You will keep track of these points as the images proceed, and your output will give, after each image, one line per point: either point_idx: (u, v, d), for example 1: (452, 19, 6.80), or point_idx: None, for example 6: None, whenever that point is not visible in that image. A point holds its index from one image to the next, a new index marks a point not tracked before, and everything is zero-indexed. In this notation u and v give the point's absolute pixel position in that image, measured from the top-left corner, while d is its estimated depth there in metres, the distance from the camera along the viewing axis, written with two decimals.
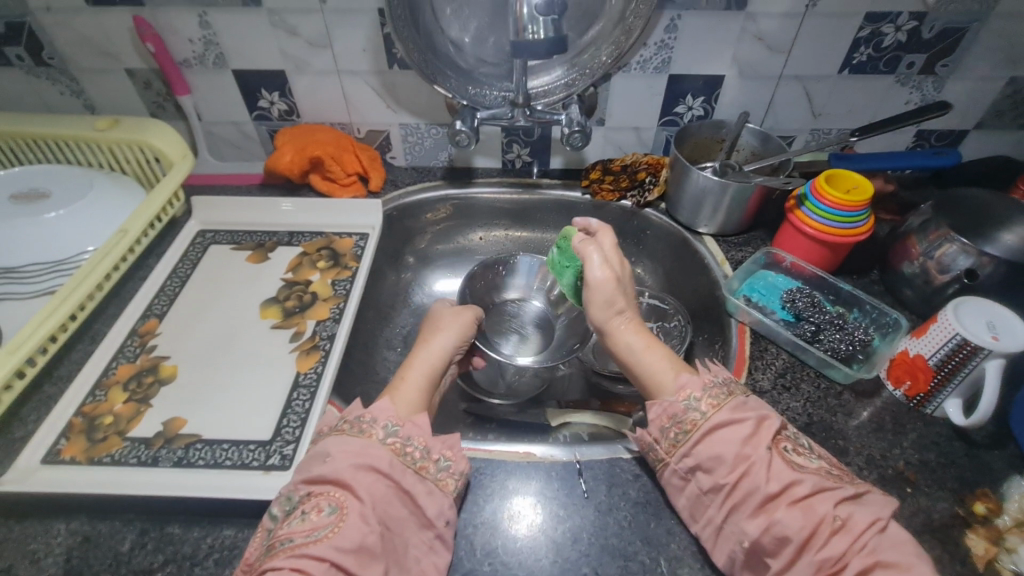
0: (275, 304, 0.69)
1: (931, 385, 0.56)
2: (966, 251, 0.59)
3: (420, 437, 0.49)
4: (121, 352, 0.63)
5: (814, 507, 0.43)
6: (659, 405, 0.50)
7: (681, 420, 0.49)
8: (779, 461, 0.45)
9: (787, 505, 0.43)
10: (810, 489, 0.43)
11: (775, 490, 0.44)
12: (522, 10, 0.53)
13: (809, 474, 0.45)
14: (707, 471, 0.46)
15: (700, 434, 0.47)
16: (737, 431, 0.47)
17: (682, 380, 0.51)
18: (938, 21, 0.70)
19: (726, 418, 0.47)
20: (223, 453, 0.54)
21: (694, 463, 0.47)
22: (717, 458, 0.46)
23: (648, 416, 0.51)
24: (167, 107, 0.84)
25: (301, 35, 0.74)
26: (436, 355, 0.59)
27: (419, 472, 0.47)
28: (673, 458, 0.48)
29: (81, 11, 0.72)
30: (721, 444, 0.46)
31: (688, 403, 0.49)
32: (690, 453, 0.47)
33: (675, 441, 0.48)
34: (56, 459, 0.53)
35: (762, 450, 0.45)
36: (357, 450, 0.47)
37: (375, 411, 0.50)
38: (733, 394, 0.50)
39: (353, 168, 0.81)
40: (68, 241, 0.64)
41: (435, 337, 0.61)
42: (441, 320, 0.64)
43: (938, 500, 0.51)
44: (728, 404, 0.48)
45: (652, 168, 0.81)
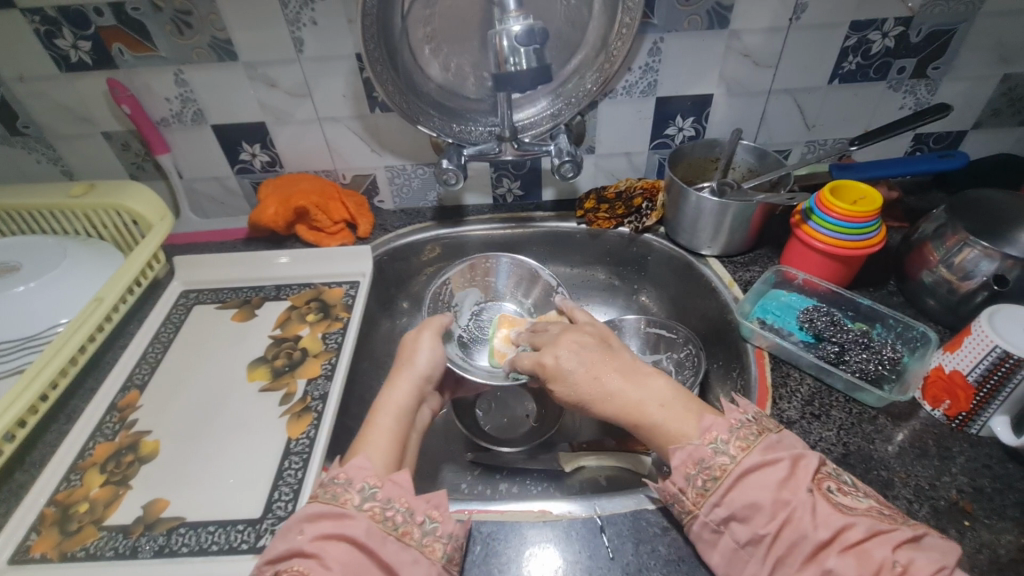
0: (263, 364, 0.65)
1: (973, 403, 0.52)
2: (988, 255, 0.56)
3: (402, 497, 0.45)
4: (99, 430, 0.59)
5: (869, 553, 0.37)
6: (681, 451, 0.45)
7: (708, 466, 0.44)
8: (824, 503, 0.40)
9: (840, 552, 0.38)
10: (865, 533, 0.38)
11: (826, 537, 0.38)
12: (502, 43, 0.52)
13: (860, 516, 0.39)
14: (742, 521, 0.41)
15: (731, 480, 0.42)
16: (778, 471, 0.42)
17: (706, 424, 0.46)
18: (925, 24, 0.68)
19: (756, 461, 0.43)
20: (209, 537, 0.50)
21: (728, 514, 0.42)
22: (753, 506, 0.41)
23: (670, 463, 0.46)
24: (146, 167, 0.82)
25: (280, 86, 0.72)
26: (400, 392, 0.55)
27: (402, 539, 0.43)
28: (702, 509, 0.43)
29: (55, 78, 0.70)
30: (754, 489, 0.41)
31: (715, 446, 0.44)
32: (722, 502, 0.42)
33: (703, 490, 0.43)
34: (25, 557, 0.49)
35: (802, 494, 0.40)
36: (333, 521, 0.42)
37: (350, 471, 0.45)
38: (764, 432, 0.45)
39: (340, 216, 0.79)
40: (39, 314, 0.59)
41: (401, 374, 0.57)
42: (405, 350, 0.60)
43: (1001, 532, 0.46)
44: (758, 445, 0.44)
45: (648, 193, 0.78)
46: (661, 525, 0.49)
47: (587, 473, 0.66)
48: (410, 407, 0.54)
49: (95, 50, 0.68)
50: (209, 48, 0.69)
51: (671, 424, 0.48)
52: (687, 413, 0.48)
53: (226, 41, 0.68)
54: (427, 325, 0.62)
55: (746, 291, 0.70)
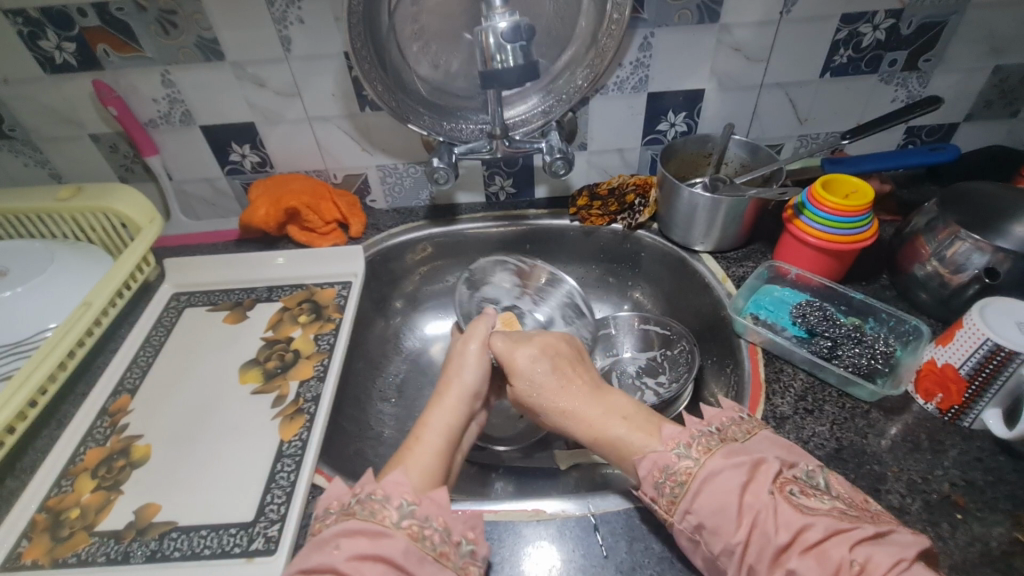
0: (255, 366, 0.65)
1: (965, 396, 0.52)
2: (980, 248, 0.56)
3: (439, 516, 0.45)
4: (90, 435, 0.58)
5: (828, 553, 0.37)
6: (646, 460, 0.46)
7: (673, 472, 0.44)
8: (785, 506, 0.40)
9: (800, 555, 0.38)
10: (823, 534, 0.38)
11: (786, 540, 0.39)
12: (488, 40, 0.51)
13: (820, 516, 0.39)
14: (712, 530, 0.41)
15: (698, 484, 0.42)
16: (736, 476, 0.42)
17: (667, 433, 0.47)
18: (916, 17, 0.68)
19: (721, 464, 0.43)
20: (201, 541, 0.49)
21: (697, 522, 0.42)
22: (721, 512, 0.41)
23: (639, 473, 0.46)
24: (136, 169, 0.81)
25: (268, 86, 0.72)
26: (452, 411, 0.55)
27: (440, 560, 0.42)
28: (674, 517, 0.43)
29: (39, 80, 0.70)
30: (718, 494, 0.41)
31: (678, 451, 0.45)
32: (691, 509, 0.42)
33: (673, 497, 0.43)
34: (16, 565, 0.48)
35: (764, 496, 0.41)
36: (370, 539, 0.42)
37: (386, 487, 0.46)
38: (725, 440, 0.45)
39: (331, 216, 0.78)
40: (27, 319, 0.59)
41: (452, 388, 0.57)
42: (451, 364, 0.60)
43: (993, 525, 0.46)
44: (719, 450, 0.44)
45: (640, 189, 0.78)
46: (654, 522, 0.49)
47: (581, 470, 0.66)
48: (462, 425, 0.55)
49: (80, 51, 0.67)
50: (195, 48, 0.68)
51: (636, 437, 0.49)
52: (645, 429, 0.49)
53: (213, 40, 0.67)
54: (472, 334, 0.61)
55: (739, 286, 0.70)
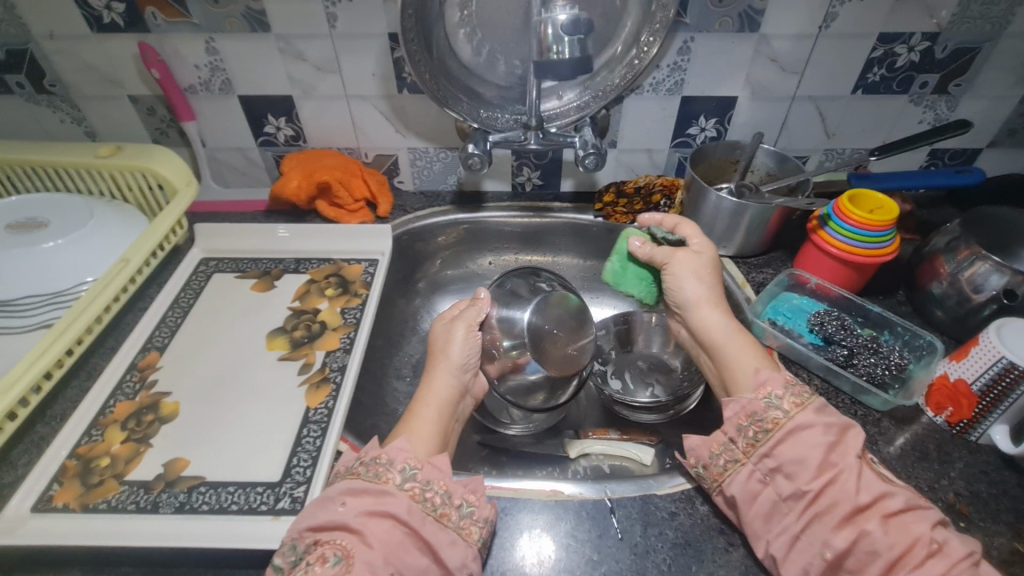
0: (282, 334, 0.66)
1: (975, 411, 0.53)
2: (999, 269, 0.58)
3: (441, 481, 0.46)
4: (119, 388, 0.60)
5: (908, 526, 0.41)
6: (736, 403, 0.50)
7: (760, 419, 0.48)
8: (869, 472, 0.44)
9: (879, 518, 0.42)
10: (902, 504, 0.42)
11: (866, 501, 0.42)
12: (547, 30, 0.52)
13: (900, 490, 0.44)
14: (788, 475, 0.46)
15: (782, 433, 0.47)
16: (825, 435, 0.46)
17: (762, 379, 0.50)
18: (951, 41, 0.70)
19: (811, 419, 0.47)
20: (229, 497, 0.51)
21: (775, 465, 0.46)
22: (802, 461, 0.45)
23: (725, 415, 0.50)
24: (170, 133, 0.82)
25: (309, 60, 0.73)
26: (441, 382, 0.57)
27: (440, 521, 0.44)
28: (751, 460, 0.47)
29: (86, 38, 0.70)
30: (803, 446, 0.46)
31: (770, 400, 0.49)
32: (771, 453, 0.47)
33: (755, 440, 0.48)
34: (48, 506, 0.50)
35: (850, 459, 0.45)
36: (375, 498, 0.44)
37: (390, 451, 0.47)
38: (816, 395, 0.49)
39: (361, 194, 0.79)
40: (65, 271, 0.60)
41: (439, 364, 0.58)
42: (437, 340, 0.60)
43: (995, 535, 0.48)
44: (813, 404, 0.48)
45: (667, 190, 0.79)
46: (669, 510, 0.51)
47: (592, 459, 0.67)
48: (455, 399, 0.57)
49: (129, 12, 0.68)
50: (242, 18, 0.69)
51: (748, 357, 0.54)
52: (757, 357, 0.54)
53: (260, 11, 0.68)
54: (462, 316, 0.61)
55: (759, 292, 0.72)
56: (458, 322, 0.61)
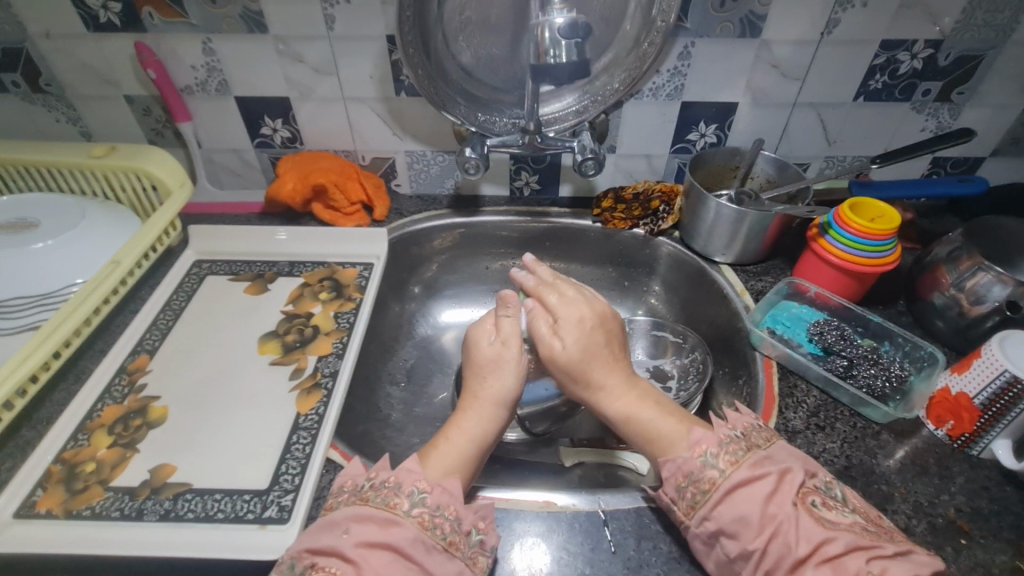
0: (275, 338, 0.66)
1: (977, 425, 0.52)
2: (1001, 281, 0.57)
3: (451, 506, 0.45)
4: (107, 392, 0.59)
5: (845, 566, 0.40)
6: (672, 464, 0.48)
7: (698, 479, 0.46)
8: (807, 518, 0.43)
9: (817, 567, 0.40)
10: (844, 547, 0.41)
11: (805, 552, 0.41)
12: (543, 34, 0.52)
13: (841, 531, 0.42)
14: (731, 536, 0.43)
15: (720, 494, 0.45)
16: (761, 488, 0.44)
17: (696, 438, 0.48)
18: (954, 49, 0.69)
19: (745, 477, 0.45)
20: (215, 505, 0.50)
21: (717, 528, 0.44)
22: (743, 521, 0.43)
23: (663, 475, 0.48)
24: (166, 134, 0.81)
25: (306, 61, 0.72)
26: (493, 408, 0.54)
27: (449, 550, 0.43)
28: (693, 521, 0.45)
29: (82, 38, 0.70)
30: (742, 504, 0.43)
31: (705, 459, 0.47)
32: (711, 516, 0.44)
33: (693, 502, 0.46)
34: (30, 513, 0.49)
35: (788, 508, 0.43)
36: (380, 527, 0.43)
37: (400, 474, 0.47)
38: (751, 448, 0.47)
39: (357, 197, 0.79)
40: (55, 273, 0.60)
41: (490, 390, 0.55)
42: (485, 363, 0.57)
43: (996, 552, 0.47)
44: (747, 460, 0.46)
45: (665, 196, 0.79)
46: (664, 524, 0.50)
47: (586, 469, 0.66)
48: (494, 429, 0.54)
49: (125, 12, 0.68)
50: (239, 19, 0.68)
51: (662, 421, 0.52)
52: (678, 422, 0.51)
53: (257, 12, 0.67)
54: (507, 334, 0.57)
55: (758, 300, 0.71)
56: (504, 338, 0.57)
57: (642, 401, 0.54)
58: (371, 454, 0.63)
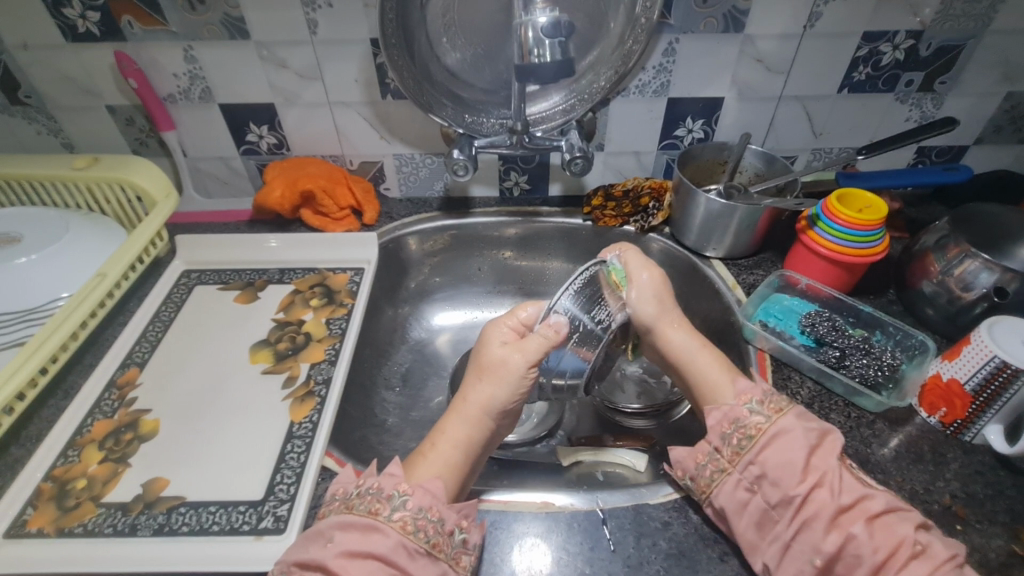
0: (266, 347, 0.65)
1: (969, 411, 0.53)
2: (989, 267, 0.57)
3: (433, 507, 0.45)
4: (98, 407, 0.58)
5: (891, 529, 0.43)
6: (719, 412, 0.52)
7: (742, 425, 0.50)
8: (848, 476, 0.47)
9: (864, 522, 0.44)
10: (884, 506, 0.44)
11: (848, 504, 0.45)
12: (526, 34, 0.52)
13: (881, 493, 0.46)
14: (774, 482, 0.47)
15: (766, 439, 0.49)
16: (806, 438, 0.48)
17: (741, 388, 0.53)
18: (935, 39, 0.69)
19: (791, 424, 0.49)
20: (210, 517, 0.49)
21: (761, 472, 0.48)
22: (785, 466, 0.47)
23: (708, 423, 0.52)
24: (150, 143, 0.80)
25: (291, 67, 0.71)
26: (482, 425, 0.53)
27: (432, 553, 0.43)
28: (736, 468, 0.49)
29: (61, 48, 0.69)
30: (788, 450, 0.48)
31: (750, 408, 0.51)
32: (756, 460, 0.48)
33: (738, 448, 0.49)
34: (21, 532, 0.48)
35: (832, 463, 0.47)
36: (360, 534, 0.43)
37: (382, 480, 0.46)
38: (791, 402, 0.51)
39: (346, 202, 0.78)
40: (39, 288, 0.59)
41: (461, 411, 0.53)
42: (490, 362, 0.53)
43: (992, 536, 0.48)
44: (790, 411, 0.50)
45: (655, 193, 0.78)
46: (663, 520, 0.50)
47: (584, 468, 0.66)
48: (484, 441, 0.53)
49: (104, 21, 0.67)
50: (221, 26, 0.68)
51: (717, 370, 0.55)
52: (726, 371, 0.55)
53: (239, 18, 0.67)
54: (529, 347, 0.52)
55: (749, 294, 0.71)
56: (519, 346, 0.53)
57: (705, 346, 0.58)
58: (368, 460, 0.63)
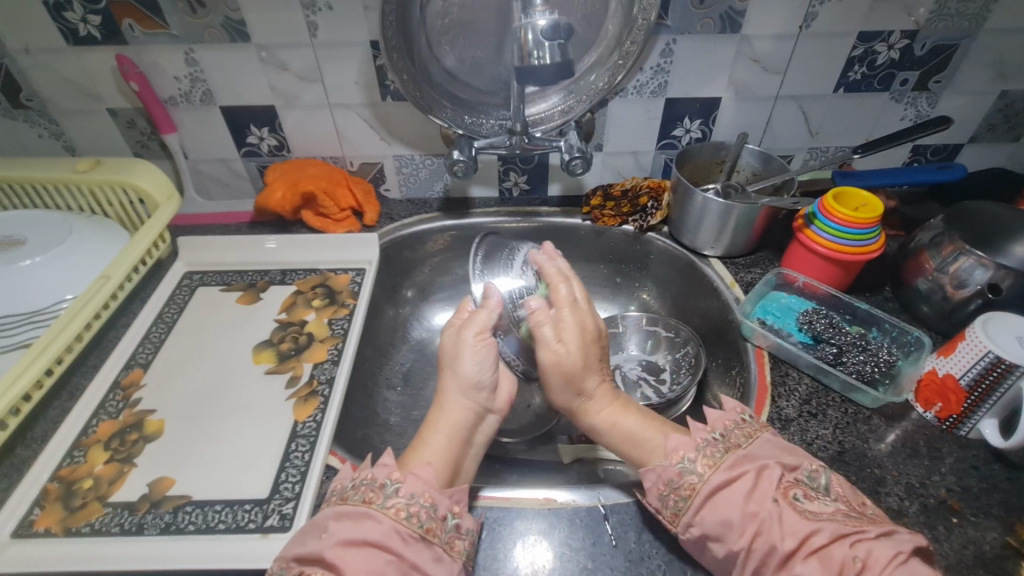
0: (269, 348, 0.65)
1: (964, 406, 0.54)
2: (983, 264, 0.58)
3: (425, 493, 0.45)
4: (102, 408, 0.58)
5: (831, 554, 0.40)
6: (653, 473, 0.49)
7: (678, 485, 0.47)
8: (790, 512, 0.43)
9: (805, 559, 0.40)
10: (828, 538, 0.41)
11: (792, 547, 0.41)
12: (526, 37, 0.53)
13: (825, 521, 0.42)
14: (717, 539, 0.44)
15: (701, 499, 0.45)
16: (741, 485, 0.44)
17: (672, 445, 0.49)
18: (930, 39, 0.70)
19: (723, 479, 0.45)
20: (216, 516, 0.50)
21: (701, 533, 0.44)
22: (725, 524, 0.43)
23: (647, 484, 0.49)
24: (151, 146, 0.81)
25: (291, 69, 0.72)
26: (455, 404, 0.53)
27: (426, 538, 0.43)
28: (679, 528, 0.46)
29: (62, 51, 0.69)
30: (721, 508, 0.44)
31: (683, 466, 0.47)
32: (694, 521, 0.45)
33: (677, 509, 0.46)
34: (29, 532, 0.48)
35: (769, 505, 0.43)
36: (354, 523, 0.43)
37: (375, 471, 0.47)
38: (731, 448, 0.47)
39: (347, 203, 0.79)
40: (44, 290, 0.59)
41: (449, 383, 0.54)
42: (448, 348, 0.56)
43: (987, 529, 0.48)
44: (724, 462, 0.46)
45: (653, 192, 0.79)
46: (664, 515, 0.51)
47: (585, 465, 0.66)
48: (469, 422, 0.53)
49: (105, 24, 0.67)
50: (221, 28, 0.68)
51: (647, 430, 0.52)
52: (654, 426, 0.53)
53: (239, 21, 0.67)
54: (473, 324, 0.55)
55: (748, 292, 0.72)
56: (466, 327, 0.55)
57: (625, 409, 0.55)
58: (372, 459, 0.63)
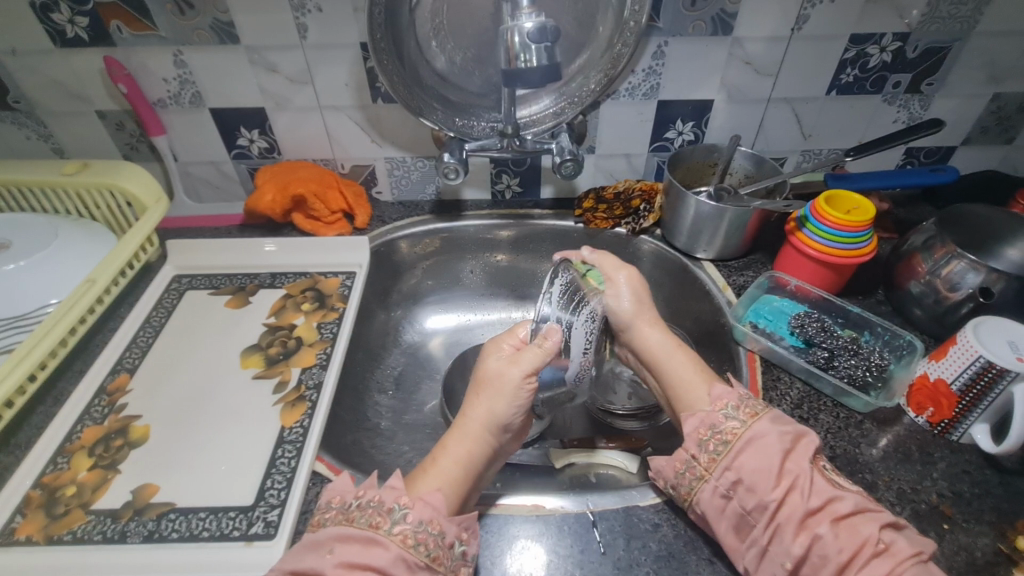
0: (257, 352, 0.65)
1: (956, 411, 0.53)
2: (975, 268, 0.58)
3: (434, 521, 0.45)
4: (87, 413, 0.58)
5: (857, 527, 0.44)
6: (696, 418, 0.52)
7: (719, 430, 0.50)
8: (820, 479, 0.47)
9: (831, 522, 0.44)
10: (852, 507, 0.45)
11: (816, 507, 0.45)
12: (513, 39, 0.52)
13: (850, 493, 0.46)
14: (750, 488, 0.47)
15: (742, 443, 0.49)
16: (780, 442, 0.48)
17: (717, 393, 0.53)
18: (921, 41, 0.70)
19: (766, 428, 0.49)
20: (199, 523, 0.49)
21: (737, 477, 0.48)
22: (760, 471, 0.47)
23: (685, 430, 0.52)
24: (141, 148, 0.80)
25: (281, 71, 0.71)
26: (479, 439, 0.52)
27: (432, 566, 0.43)
28: (713, 474, 0.48)
29: (49, 53, 0.69)
30: (761, 454, 0.48)
31: (726, 412, 0.51)
32: (732, 466, 0.48)
33: (715, 453, 0.49)
34: (10, 540, 0.48)
35: (804, 465, 0.47)
36: (361, 547, 0.43)
37: (383, 492, 0.47)
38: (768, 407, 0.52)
39: (338, 206, 0.78)
40: (29, 294, 0.59)
41: (482, 419, 0.53)
42: (487, 377, 0.54)
43: (978, 535, 0.48)
44: (765, 414, 0.50)
45: (646, 195, 0.79)
46: (654, 521, 0.50)
47: (576, 469, 0.66)
48: (486, 455, 0.52)
49: (92, 26, 0.67)
50: (210, 30, 0.67)
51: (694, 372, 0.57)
52: (703, 375, 0.56)
53: (229, 23, 0.67)
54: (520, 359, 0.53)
55: (740, 295, 0.71)
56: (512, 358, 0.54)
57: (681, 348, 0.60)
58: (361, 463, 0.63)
